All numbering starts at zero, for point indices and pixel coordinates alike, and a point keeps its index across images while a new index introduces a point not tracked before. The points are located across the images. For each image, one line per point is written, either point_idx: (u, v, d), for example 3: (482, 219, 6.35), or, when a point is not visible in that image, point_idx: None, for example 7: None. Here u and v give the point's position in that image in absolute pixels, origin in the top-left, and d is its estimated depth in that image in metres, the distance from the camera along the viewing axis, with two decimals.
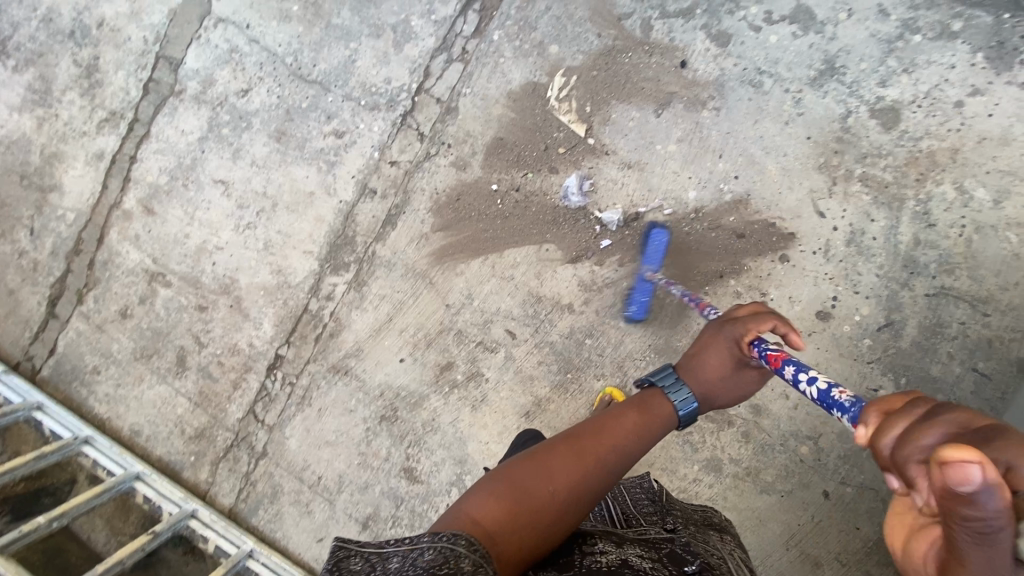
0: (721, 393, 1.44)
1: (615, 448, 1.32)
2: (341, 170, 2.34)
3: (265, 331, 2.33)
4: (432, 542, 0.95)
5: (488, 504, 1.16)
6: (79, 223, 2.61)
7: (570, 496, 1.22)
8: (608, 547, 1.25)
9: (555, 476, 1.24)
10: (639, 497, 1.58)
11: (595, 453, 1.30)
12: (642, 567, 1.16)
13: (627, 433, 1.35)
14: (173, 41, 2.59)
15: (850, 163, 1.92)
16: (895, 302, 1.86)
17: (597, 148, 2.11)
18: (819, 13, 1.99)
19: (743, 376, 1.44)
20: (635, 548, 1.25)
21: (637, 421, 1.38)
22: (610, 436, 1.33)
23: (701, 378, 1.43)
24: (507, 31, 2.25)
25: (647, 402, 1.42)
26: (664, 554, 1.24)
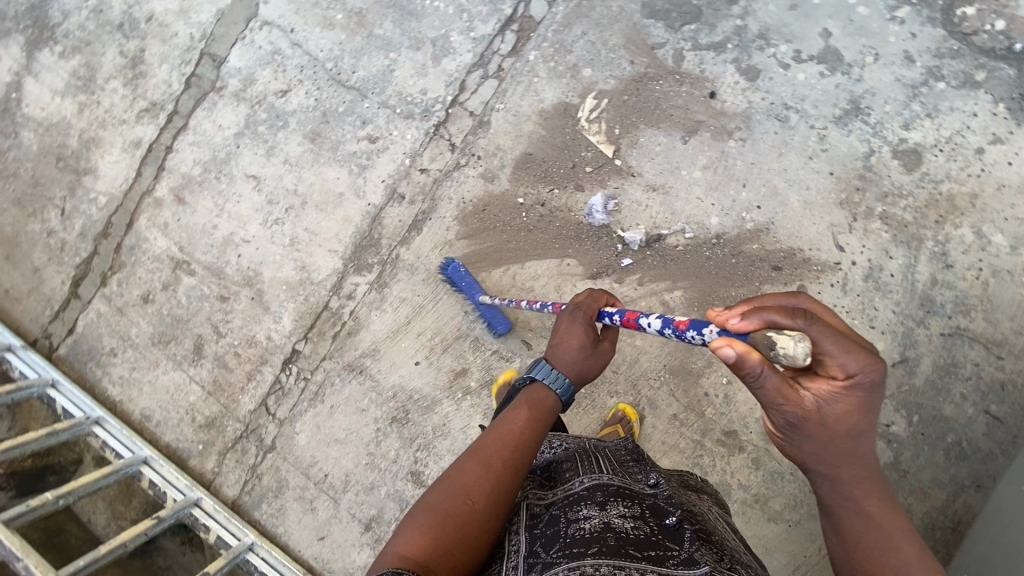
0: (590, 368, 1.62)
1: (521, 446, 1.44)
2: (371, 174, 2.40)
3: (284, 325, 2.36)
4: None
5: (417, 536, 1.27)
6: (110, 207, 2.66)
7: (490, 500, 1.35)
8: (594, 510, 1.34)
9: (473, 491, 1.35)
10: (625, 454, 1.63)
11: (500, 459, 1.41)
12: (625, 530, 1.28)
13: (524, 430, 1.47)
14: (218, 40, 2.68)
15: (871, 201, 1.97)
16: (911, 339, 1.88)
17: (624, 170, 2.17)
18: (847, 55, 2.07)
19: (600, 351, 1.65)
20: (618, 507, 1.35)
21: (531, 418, 1.50)
22: (508, 439, 1.45)
23: (568, 359, 1.59)
24: (543, 52, 2.33)
25: (535, 396, 1.55)
26: (645, 509, 1.37)
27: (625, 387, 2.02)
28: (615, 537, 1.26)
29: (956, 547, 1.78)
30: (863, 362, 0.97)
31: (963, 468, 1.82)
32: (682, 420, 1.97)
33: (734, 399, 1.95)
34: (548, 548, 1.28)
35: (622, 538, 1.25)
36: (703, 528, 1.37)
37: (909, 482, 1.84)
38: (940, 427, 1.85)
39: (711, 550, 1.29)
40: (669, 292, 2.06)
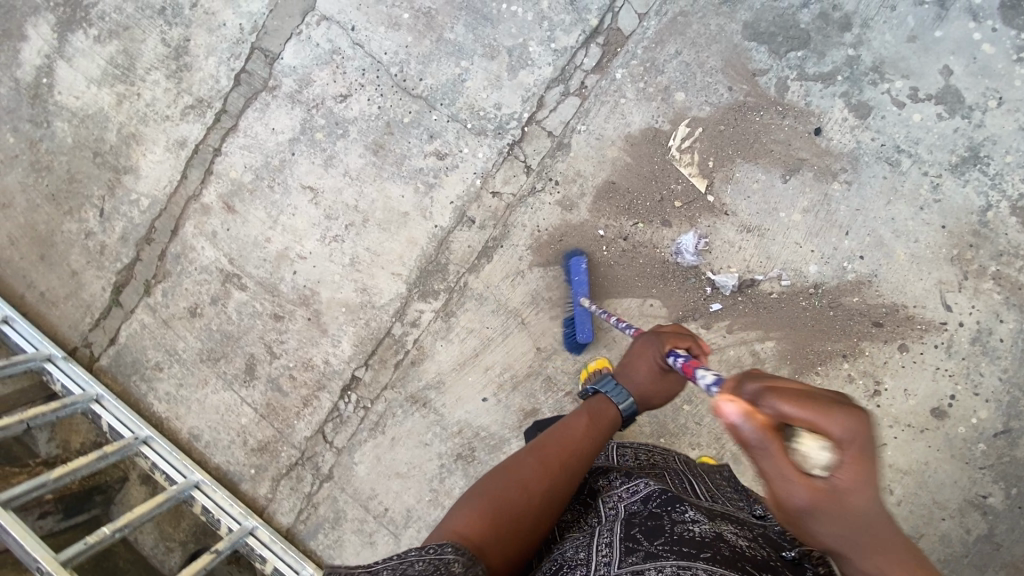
0: (654, 395, 1.51)
1: (578, 452, 1.36)
2: (439, 194, 2.25)
3: (343, 350, 2.26)
4: (419, 555, 1.04)
5: (471, 516, 1.20)
6: (153, 210, 2.51)
7: (546, 499, 1.28)
8: (701, 516, 1.15)
9: (529, 484, 1.28)
10: (722, 483, 1.54)
11: (559, 458, 1.34)
12: (742, 545, 1.08)
13: (582, 436, 1.39)
14: (271, 33, 2.49)
15: (984, 259, 1.86)
16: (1016, 409, 1.81)
17: (716, 207, 2.03)
18: (968, 97, 1.92)
19: (669, 383, 1.50)
20: (728, 524, 1.17)
21: (590, 425, 1.42)
22: (567, 442, 1.37)
23: (636, 380, 1.49)
24: (631, 70, 2.16)
25: (595, 407, 1.47)
26: (760, 535, 1.18)
27: (707, 439, 1.96)
28: (730, 548, 1.05)
29: None
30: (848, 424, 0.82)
31: None
32: None
33: None
34: (651, 538, 1.10)
35: (739, 551, 1.05)
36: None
37: (1002, 555, 1.79)
38: None
39: None
40: (760, 341, 1.96)
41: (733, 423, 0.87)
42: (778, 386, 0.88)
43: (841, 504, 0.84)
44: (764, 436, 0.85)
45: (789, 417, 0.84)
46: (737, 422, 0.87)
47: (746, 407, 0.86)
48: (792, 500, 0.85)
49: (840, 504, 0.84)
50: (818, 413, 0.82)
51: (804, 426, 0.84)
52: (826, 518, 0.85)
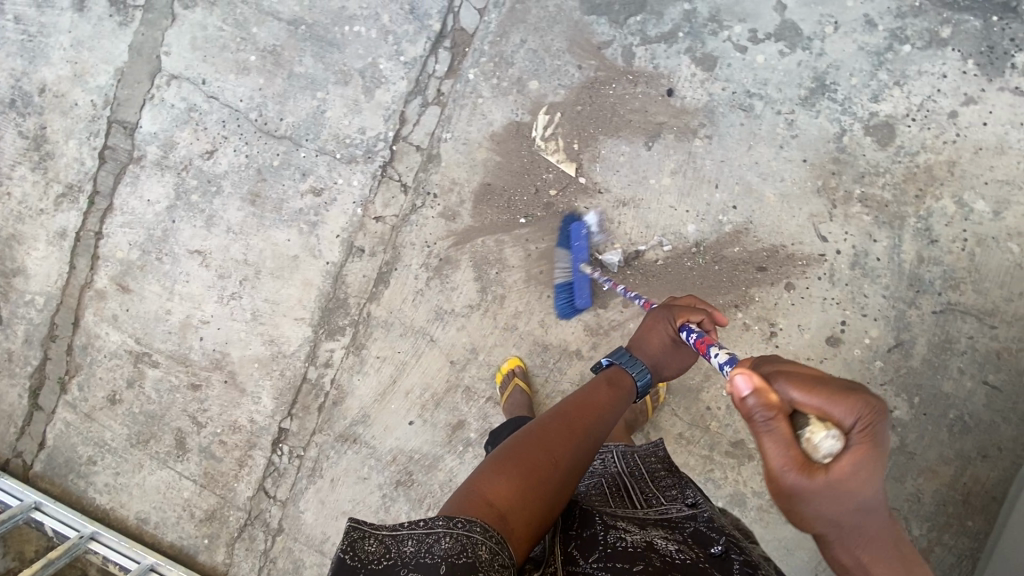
0: (665, 365, 1.61)
1: (599, 416, 1.43)
2: (324, 230, 2.23)
3: (265, 405, 2.25)
4: (447, 527, 1.01)
5: (499, 480, 1.17)
6: (50, 307, 2.45)
7: (568, 459, 1.29)
8: (631, 528, 1.25)
9: (552, 446, 1.29)
10: (656, 468, 1.56)
11: (580, 423, 1.38)
12: (668, 553, 1.17)
13: (603, 404, 1.46)
14: (124, 103, 2.42)
15: (848, 184, 1.88)
16: (903, 321, 1.86)
17: (589, 187, 2.04)
18: (805, 28, 1.92)
19: (682, 354, 1.61)
20: (658, 531, 1.26)
21: (610, 393, 1.51)
22: (589, 409, 1.43)
23: (648, 351, 1.60)
24: (482, 68, 2.13)
25: (612, 377, 1.56)
26: (687, 535, 1.26)
27: None
28: (656, 558, 1.15)
29: (969, 518, 1.83)
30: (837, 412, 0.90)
31: (968, 442, 1.84)
32: (689, 437, 1.95)
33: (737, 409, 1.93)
34: (588, 560, 1.17)
35: (665, 560, 1.14)
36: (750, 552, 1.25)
37: (918, 463, 1.86)
38: (941, 405, 1.85)
39: None
40: None
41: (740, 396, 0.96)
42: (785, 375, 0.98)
43: (840, 491, 0.91)
44: (773, 415, 0.93)
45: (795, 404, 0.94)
46: (745, 396, 0.95)
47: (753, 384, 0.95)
48: (787, 488, 0.93)
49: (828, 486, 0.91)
50: (823, 401, 0.91)
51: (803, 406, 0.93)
52: (820, 498, 0.92)
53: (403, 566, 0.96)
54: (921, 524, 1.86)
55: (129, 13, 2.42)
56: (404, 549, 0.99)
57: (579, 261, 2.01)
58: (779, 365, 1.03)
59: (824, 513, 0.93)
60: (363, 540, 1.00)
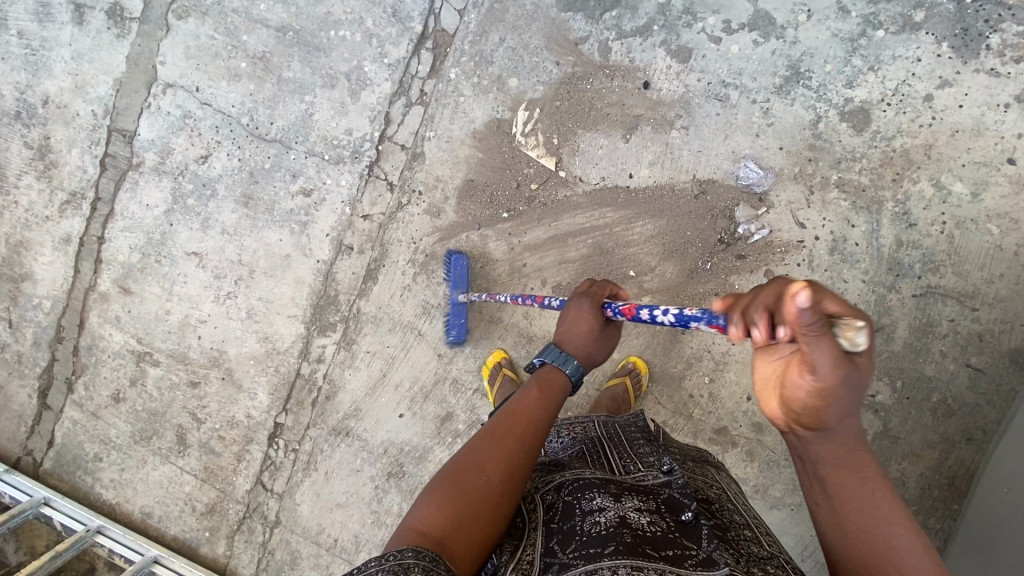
0: (598, 349, 1.43)
1: (535, 424, 1.25)
2: (314, 230, 2.29)
3: (261, 401, 2.32)
4: (378, 564, 0.89)
5: (429, 510, 1.05)
6: (57, 310, 2.55)
7: (505, 478, 1.14)
8: (606, 500, 1.14)
9: (484, 466, 1.13)
10: (636, 437, 1.47)
11: (515, 435, 1.21)
12: (641, 526, 1.08)
13: (536, 409, 1.28)
14: (123, 113, 2.51)
15: (825, 170, 1.89)
16: (884, 305, 1.86)
17: (569, 180, 2.08)
18: (778, 17, 1.94)
19: (609, 333, 1.45)
20: (633, 500, 1.16)
21: (541, 395, 1.32)
22: (522, 416, 1.26)
23: (578, 342, 1.40)
24: (463, 67, 2.18)
25: (544, 378, 1.37)
26: (660, 503, 1.17)
27: None
28: (631, 534, 1.05)
29: (954, 501, 1.82)
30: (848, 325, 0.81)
31: (953, 425, 1.83)
32: (672, 424, 1.97)
33: (719, 395, 1.94)
34: (565, 546, 1.06)
35: (639, 534, 1.05)
36: (722, 520, 1.19)
37: (902, 446, 1.86)
38: (924, 388, 1.84)
39: (730, 547, 1.09)
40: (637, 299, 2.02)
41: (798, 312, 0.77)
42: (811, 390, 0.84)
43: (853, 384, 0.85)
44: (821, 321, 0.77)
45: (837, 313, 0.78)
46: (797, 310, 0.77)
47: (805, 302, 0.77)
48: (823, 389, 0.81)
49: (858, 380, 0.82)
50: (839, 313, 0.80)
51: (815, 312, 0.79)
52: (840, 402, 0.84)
53: None
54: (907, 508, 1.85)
55: (126, 25, 2.51)
56: None
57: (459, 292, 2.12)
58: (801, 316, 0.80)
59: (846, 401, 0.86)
60: None
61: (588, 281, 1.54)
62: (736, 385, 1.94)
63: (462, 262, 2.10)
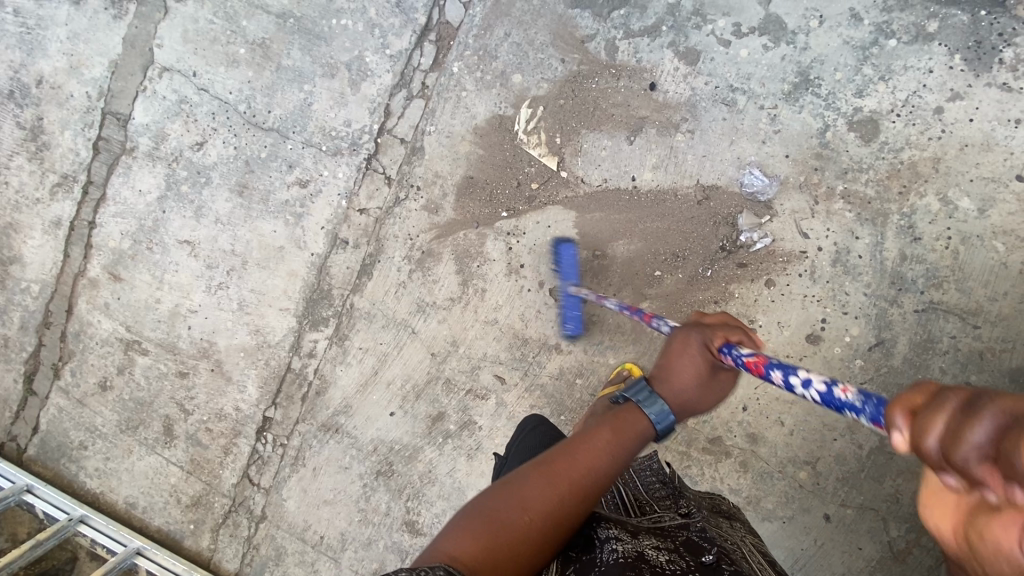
0: (699, 400, 1.31)
1: (597, 470, 1.16)
2: (309, 221, 2.25)
3: (250, 394, 2.29)
4: (407, 575, 0.84)
5: (466, 536, 0.99)
6: (46, 294, 2.51)
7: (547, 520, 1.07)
8: (623, 536, 1.17)
9: (529, 501, 1.08)
10: (651, 480, 1.52)
11: (572, 474, 1.14)
12: (659, 562, 1.08)
13: (604, 453, 1.19)
14: (118, 95, 2.46)
15: (831, 180, 1.86)
16: (885, 320, 1.83)
17: (571, 181, 2.05)
18: (790, 22, 1.90)
19: (719, 382, 1.33)
20: (650, 540, 1.17)
21: (612, 440, 1.22)
22: (587, 460, 1.17)
23: (680, 384, 1.30)
24: (466, 61, 2.13)
25: (623, 419, 1.27)
26: (679, 544, 1.17)
27: None
28: (648, 568, 1.05)
29: None
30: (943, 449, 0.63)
31: None
32: None
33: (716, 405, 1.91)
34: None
35: (657, 570, 1.05)
36: (745, 566, 1.14)
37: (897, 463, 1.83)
38: None
39: None
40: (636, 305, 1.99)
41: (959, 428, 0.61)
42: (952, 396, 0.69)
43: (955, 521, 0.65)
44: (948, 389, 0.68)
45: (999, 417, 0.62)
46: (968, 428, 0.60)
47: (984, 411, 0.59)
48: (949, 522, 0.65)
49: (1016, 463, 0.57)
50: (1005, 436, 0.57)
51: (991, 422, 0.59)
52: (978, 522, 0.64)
53: None
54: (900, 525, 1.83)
55: (124, 6, 2.46)
56: None
57: (568, 283, 2.00)
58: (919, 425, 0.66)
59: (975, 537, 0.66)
60: None
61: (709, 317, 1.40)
62: (732, 396, 1.91)
63: (572, 250, 1.98)
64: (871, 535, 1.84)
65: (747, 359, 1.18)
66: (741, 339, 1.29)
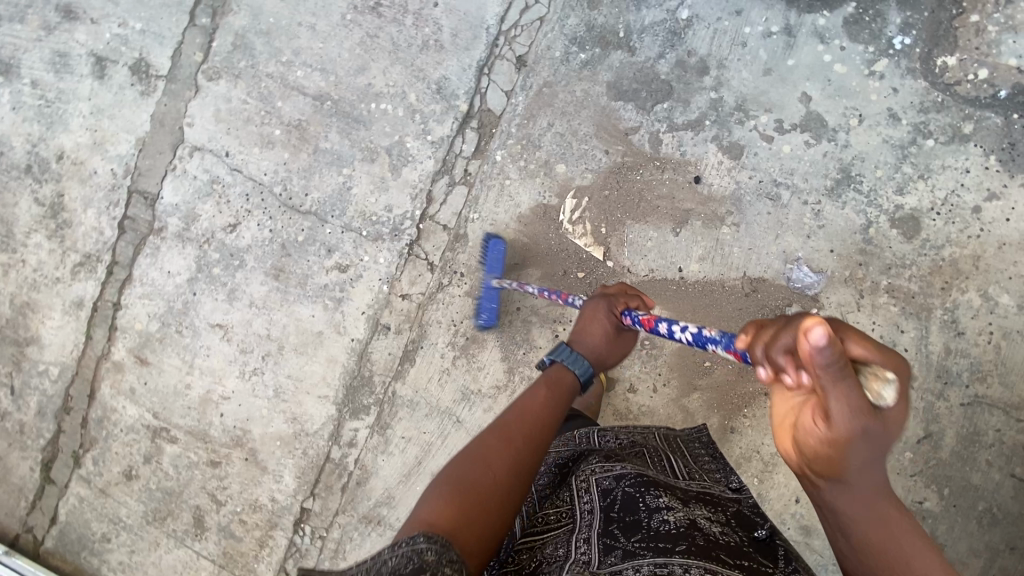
0: (609, 356, 1.57)
1: (542, 420, 1.35)
2: (349, 306, 2.22)
3: (287, 484, 2.23)
4: (392, 549, 0.94)
5: (442, 507, 1.11)
6: (65, 378, 2.41)
7: (511, 474, 1.22)
8: (675, 503, 1.15)
9: (492, 460, 1.23)
10: (699, 453, 1.47)
11: (523, 430, 1.31)
12: (714, 534, 1.07)
13: (546, 404, 1.39)
14: (145, 174, 2.40)
15: (875, 275, 1.91)
16: (932, 413, 1.87)
17: (617, 270, 2.06)
18: (830, 120, 1.96)
19: (623, 340, 1.61)
20: (702, 510, 1.16)
21: (550, 395, 1.42)
22: (529, 413, 1.36)
23: (592, 343, 1.54)
24: (509, 149, 2.15)
25: (553, 375, 1.48)
26: (730, 517, 1.18)
27: None
28: (703, 537, 1.05)
29: None
30: (896, 363, 0.89)
31: (998, 534, 1.84)
32: None
33: (767, 496, 1.94)
34: (628, 534, 1.06)
35: (711, 540, 1.05)
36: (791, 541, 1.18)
37: (949, 554, 1.86)
38: (970, 496, 1.86)
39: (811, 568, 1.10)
40: (686, 395, 2.00)
41: (815, 347, 0.83)
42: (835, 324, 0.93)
43: (883, 441, 0.88)
44: (841, 357, 0.84)
45: (876, 363, 0.88)
46: (820, 346, 0.83)
47: (830, 331, 0.83)
48: (844, 437, 0.86)
49: (885, 443, 0.88)
50: (871, 346, 0.89)
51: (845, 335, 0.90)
52: (861, 453, 0.89)
53: None
54: None
55: (151, 82, 2.41)
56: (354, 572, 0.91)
57: (491, 276, 2.07)
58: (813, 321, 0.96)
59: (863, 463, 0.90)
60: None
61: (616, 285, 1.69)
62: (783, 486, 1.94)
63: (501, 246, 2.06)
64: None
65: (643, 315, 1.50)
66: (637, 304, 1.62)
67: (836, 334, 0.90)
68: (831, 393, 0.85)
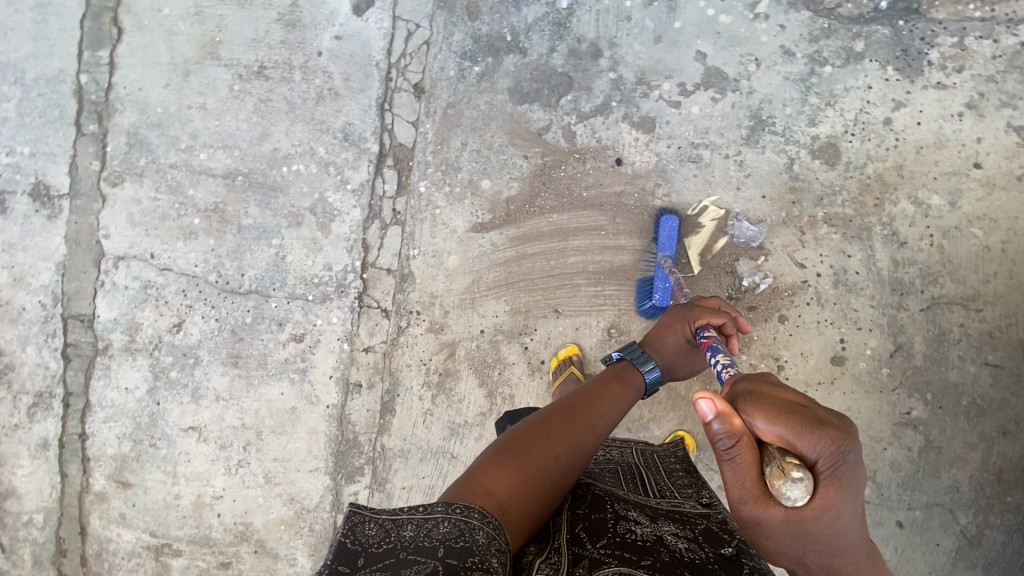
0: (679, 367, 1.54)
1: (607, 410, 1.35)
2: (316, 374, 2.18)
3: (302, 564, 2.19)
4: (446, 513, 0.98)
5: (498, 474, 1.13)
6: (51, 522, 2.33)
7: (570, 460, 1.21)
8: (641, 519, 1.16)
9: (553, 444, 1.22)
10: (674, 468, 1.46)
11: (586, 419, 1.31)
12: (679, 550, 1.07)
13: (614, 401, 1.38)
14: (75, 297, 2.32)
15: (810, 209, 1.93)
16: (897, 325, 1.91)
17: (566, 270, 2.05)
18: (729, 71, 1.97)
19: (695, 357, 1.55)
20: (670, 526, 1.16)
21: (619, 389, 1.42)
22: (595, 404, 1.35)
23: (665, 349, 1.52)
24: (431, 178, 2.13)
25: (623, 371, 1.47)
26: (699, 533, 1.16)
27: None
28: (668, 553, 1.06)
29: (1007, 494, 1.88)
30: (817, 451, 0.82)
31: (987, 423, 1.89)
32: None
33: None
34: (594, 540, 1.07)
35: (675, 555, 1.05)
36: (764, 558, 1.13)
37: (947, 455, 1.90)
38: (953, 394, 1.90)
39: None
40: None
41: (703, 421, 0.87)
42: (759, 397, 0.89)
43: (801, 528, 0.86)
44: (735, 442, 0.85)
45: (795, 448, 0.83)
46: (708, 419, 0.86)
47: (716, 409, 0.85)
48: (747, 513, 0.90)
49: (801, 528, 0.86)
50: (791, 433, 0.83)
51: (762, 411, 0.86)
52: (779, 535, 0.89)
53: (402, 550, 0.91)
54: (966, 511, 1.90)
55: (56, 204, 2.32)
56: (403, 534, 0.94)
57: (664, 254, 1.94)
58: (756, 385, 0.94)
59: (783, 544, 0.91)
60: (363, 524, 0.94)
61: (703, 299, 1.61)
62: None
63: (675, 223, 1.93)
64: (943, 529, 1.90)
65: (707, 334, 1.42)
66: (724, 325, 1.51)
67: (748, 415, 0.87)
68: (727, 469, 0.88)
